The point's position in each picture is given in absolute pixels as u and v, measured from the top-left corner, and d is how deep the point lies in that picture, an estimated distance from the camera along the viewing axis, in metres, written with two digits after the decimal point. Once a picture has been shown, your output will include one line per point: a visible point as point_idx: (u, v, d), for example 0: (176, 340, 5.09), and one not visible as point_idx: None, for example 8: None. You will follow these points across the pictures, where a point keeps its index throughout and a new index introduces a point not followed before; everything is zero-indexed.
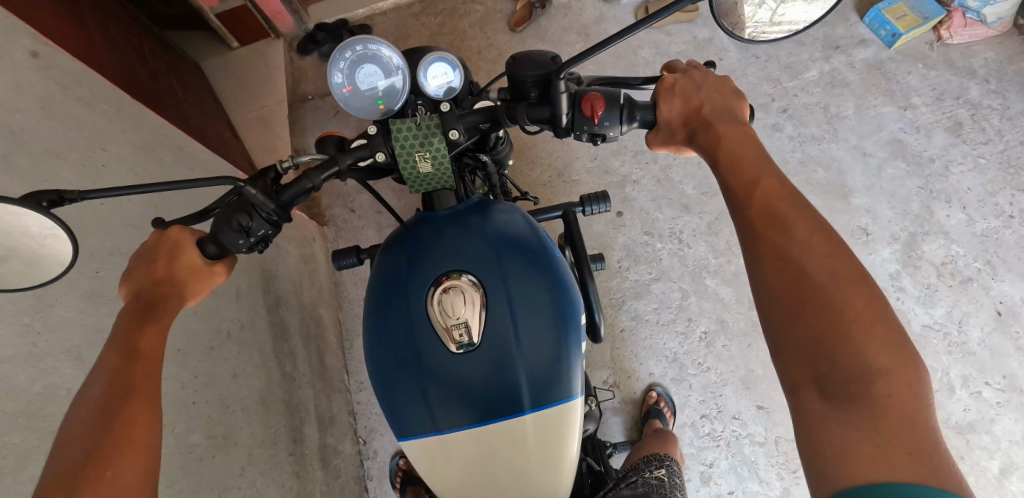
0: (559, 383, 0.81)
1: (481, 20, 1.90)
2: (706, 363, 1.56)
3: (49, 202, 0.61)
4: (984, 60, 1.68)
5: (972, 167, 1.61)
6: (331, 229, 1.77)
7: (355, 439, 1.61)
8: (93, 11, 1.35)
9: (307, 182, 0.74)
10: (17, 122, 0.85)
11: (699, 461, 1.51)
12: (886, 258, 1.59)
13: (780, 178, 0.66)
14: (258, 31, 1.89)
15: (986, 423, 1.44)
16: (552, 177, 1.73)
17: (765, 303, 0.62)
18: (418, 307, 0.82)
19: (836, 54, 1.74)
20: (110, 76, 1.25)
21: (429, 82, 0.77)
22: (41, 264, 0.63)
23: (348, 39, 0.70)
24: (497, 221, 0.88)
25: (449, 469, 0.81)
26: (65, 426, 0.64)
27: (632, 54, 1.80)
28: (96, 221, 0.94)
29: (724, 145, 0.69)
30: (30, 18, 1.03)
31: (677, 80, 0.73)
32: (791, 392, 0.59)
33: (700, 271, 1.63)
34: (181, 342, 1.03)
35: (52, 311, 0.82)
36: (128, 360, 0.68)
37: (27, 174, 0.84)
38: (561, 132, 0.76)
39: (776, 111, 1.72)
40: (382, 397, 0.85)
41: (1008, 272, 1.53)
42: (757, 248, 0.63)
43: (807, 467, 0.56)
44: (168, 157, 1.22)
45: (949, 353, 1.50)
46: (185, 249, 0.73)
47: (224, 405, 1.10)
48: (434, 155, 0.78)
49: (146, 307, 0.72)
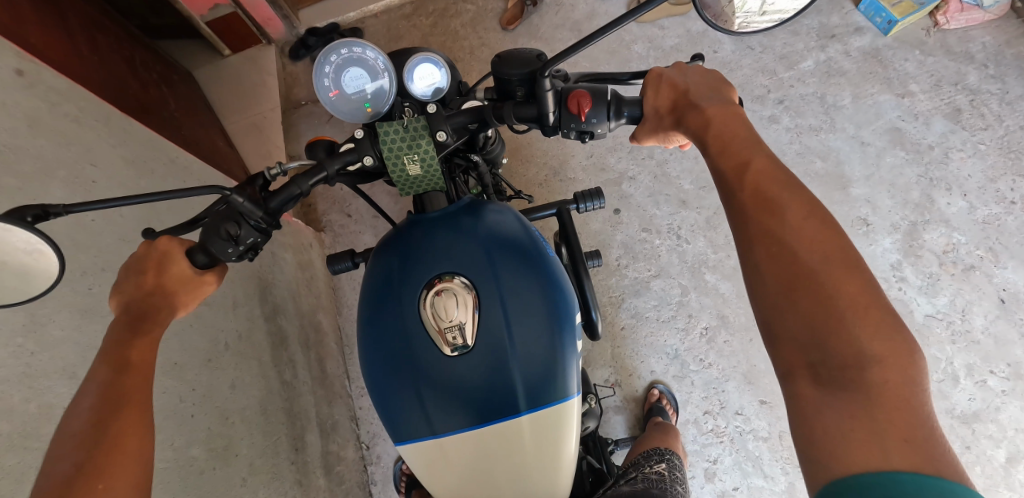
0: (555, 380, 0.81)
1: (473, 19, 1.88)
2: (708, 359, 1.56)
3: (34, 217, 0.60)
4: (981, 45, 1.66)
5: (972, 153, 1.60)
6: (328, 235, 1.77)
7: (358, 444, 1.61)
8: (81, 23, 1.34)
9: (296, 188, 0.73)
10: (5, 141, 0.85)
11: (703, 457, 1.51)
12: (887, 248, 1.57)
13: (772, 160, 0.65)
14: (248, 37, 1.89)
15: (991, 412, 1.43)
16: (548, 176, 1.72)
17: (757, 289, 0.61)
18: (411, 311, 0.81)
19: (832, 43, 1.72)
20: (100, 88, 1.25)
21: (416, 84, 0.76)
22: (32, 279, 0.62)
23: (333, 43, 0.70)
24: (488, 222, 0.87)
25: (447, 472, 0.80)
26: (56, 441, 0.63)
27: (625, 49, 1.78)
28: (88, 237, 0.94)
29: (713, 125, 0.67)
30: (17, 34, 1.02)
31: (664, 71, 0.72)
32: (786, 379, 0.58)
33: (699, 266, 1.62)
34: (178, 355, 1.03)
35: (45, 330, 0.81)
36: (119, 372, 0.68)
37: (15, 193, 0.83)
38: (548, 131, 0.75)
39: (772, 102, 1.70)
40: (378, 400, 0.85)
41: (1010, 258, 1.52)
42: (748, 233, 0.62)
43: (802, 455, 0.56)
44: (159, 170, 1.22)
45: (953, 343, 1.48)
46: (174, 259, 0.72)
47: (223, 417, 1.09)
48: (422, 157, 0.76)
49: (136, 319, 0.71)
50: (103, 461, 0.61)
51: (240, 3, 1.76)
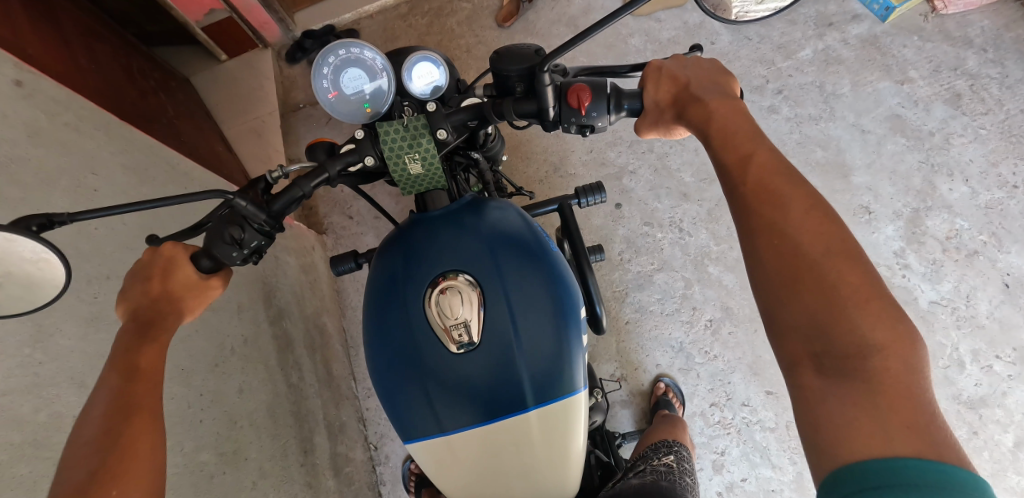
0: (559, 378, 0.81)
1: (469, 17, 1.88)
2: (712, 351, 1.55)
3: (39, 226, 0.60)
4: (980, 29, 1.65)
5: (973, 138, 1.59)
6: (330, 237, 1.77)
7: (367, 445, 1.62)
8: (77, 32, 1.35)
9: (298, 190, 0.73)
10: (6, 153, 0.85)
11: (710, 449, 1.51)
12: (889, 236, 1.57)
13: (774, 152, 0.64)
14: (245, 41, 1.89)
15: (997, 397, 1.43)
16: (549, 173, 1.72)
17: (759, 281, 0.61)
18: (416, 310, 0.81)
19: (830, 31, 1.71)
20: (99, 95, 1.24)
21: (414, 82, 0.76)
22: (38, 289, 0.62)
23: (331, 44, 0.70)
24: (491, 219, 0.87)
25: (456, 469, 0.81)
26: (69, 449, 0.64)
27: (622, 43, 1.78)
28: (92, 246, 0.94)
29: (715, 117, 0.67)
30: (15, 46, 1.03)
31: (663, 63, 0.72)
32: (789, 369, 0.58)
33: (702, 258, 1.61)
34: (184, 361, 1.03)
35: (52, 340, 0.82)
36: (129, 379, 0.68)
37: (18, 204, 0.84)
38: (548, 126, 0.75)
39: (771, 92, 1.70)
40: (384, 399, 0.85)
41: (1014, 243, 1.51)
42: (750, 225, 0.62)
43: (807, 442, 0.56)
44: (160, 177, 1.22)
45: (958, 328, 1.48)
46: (180, 264, 0.73)
47: (231, 421, 1.10)
48: (423, 155, 0.76)
49: (144, 325, 0.72)
50: (114, 468, 0.61)
51: (236, 8, 1.76)
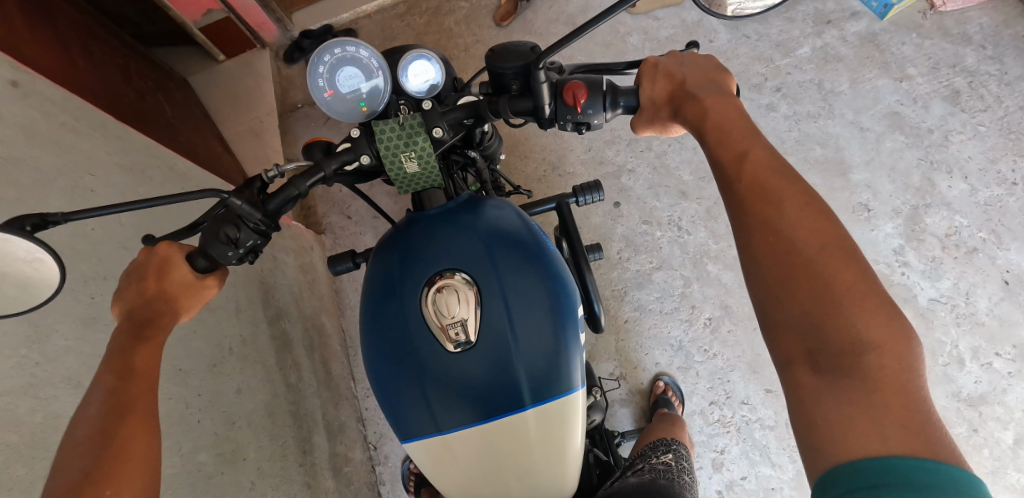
0: (556, 377, 0.80)
1: (466, 16, 1.87)
2: (712, 350, 1.55)
3: (33, 225, 0.60)
4: (979, 26, 1.64)
5: (972, 135, 1.58)
6: (328, 237, 1.77)
7: (366, 445, 1.62)
8: (74, 33, 1.34)
9: (294, 189, 0.72)
10: (3, 154, 0.85)
11: (710, 448, 1.51)
12: (889, 233, 1.56)
13: (770, 149, 0.64)
14: (242, 41, 1.88)
15: (997, 394, 1.42)
16: (547, 171, 1.72)
17: (755, 279, 0.61)
18: (413, 309, 0.81)
19: (828, 28, 1.71)
20: (95, 96, 1.24)
21: (410, 81, 0.75)
22: (33, 288, 0.62)
23: (326, 43, 0.70)
24: (487, 218, 0.87)
25: (453, 468, 0.81)
26: (63, 449, 0.64)
27: (620, 42, 1.78)
28: (89, 247, 0.94)
29: (711, 115, 0.67)
30: (11, 46, 1.02)
31: (659, 60, 0.72)
32: (784, 367, 0.58)
33: (701, 257, 1.61)
34: (182, 361, 1.03)
35: (49, 341, 0.82)
36: (124, 379, 0.68)
37: (14, 205, 0.83)
38: (544, 123, 0.75)
39: (769, 90, 1.70)
40: (381, 398, 0.85)
41: (1013, 240, 1.51)
42: (746, 223, 0.62)
43: (802, 440, 0.56)
44: (157, 178, 1.22)
45: (957, 325, 1.48)
46: (175, 264, 0.72)
47: (229, 421, 1.09)
48: (419, 154, 0.76)
49: (139, 325, 0.72)
50: (108, 469, 0.61)
51: (234, 8, 1.76)
